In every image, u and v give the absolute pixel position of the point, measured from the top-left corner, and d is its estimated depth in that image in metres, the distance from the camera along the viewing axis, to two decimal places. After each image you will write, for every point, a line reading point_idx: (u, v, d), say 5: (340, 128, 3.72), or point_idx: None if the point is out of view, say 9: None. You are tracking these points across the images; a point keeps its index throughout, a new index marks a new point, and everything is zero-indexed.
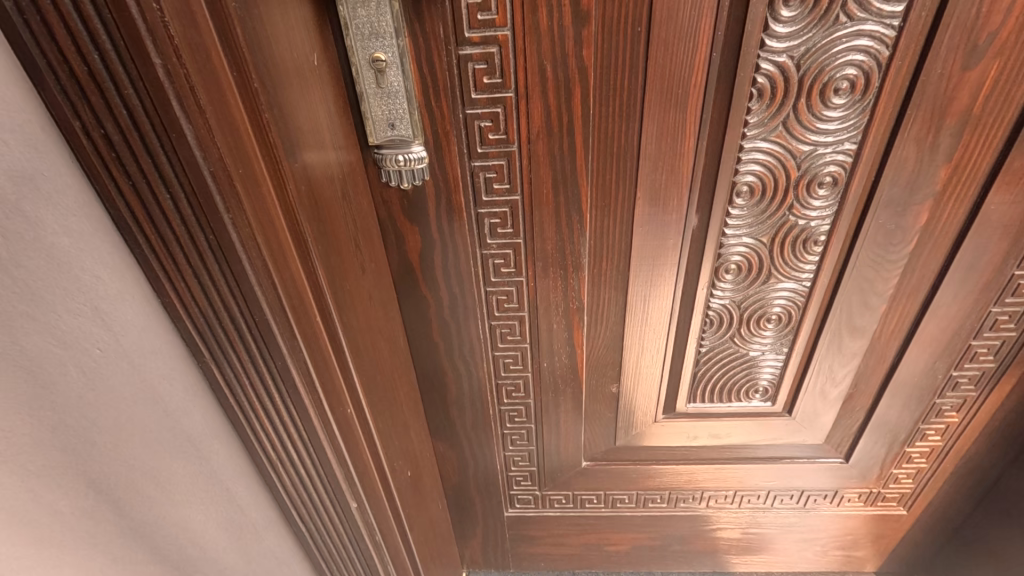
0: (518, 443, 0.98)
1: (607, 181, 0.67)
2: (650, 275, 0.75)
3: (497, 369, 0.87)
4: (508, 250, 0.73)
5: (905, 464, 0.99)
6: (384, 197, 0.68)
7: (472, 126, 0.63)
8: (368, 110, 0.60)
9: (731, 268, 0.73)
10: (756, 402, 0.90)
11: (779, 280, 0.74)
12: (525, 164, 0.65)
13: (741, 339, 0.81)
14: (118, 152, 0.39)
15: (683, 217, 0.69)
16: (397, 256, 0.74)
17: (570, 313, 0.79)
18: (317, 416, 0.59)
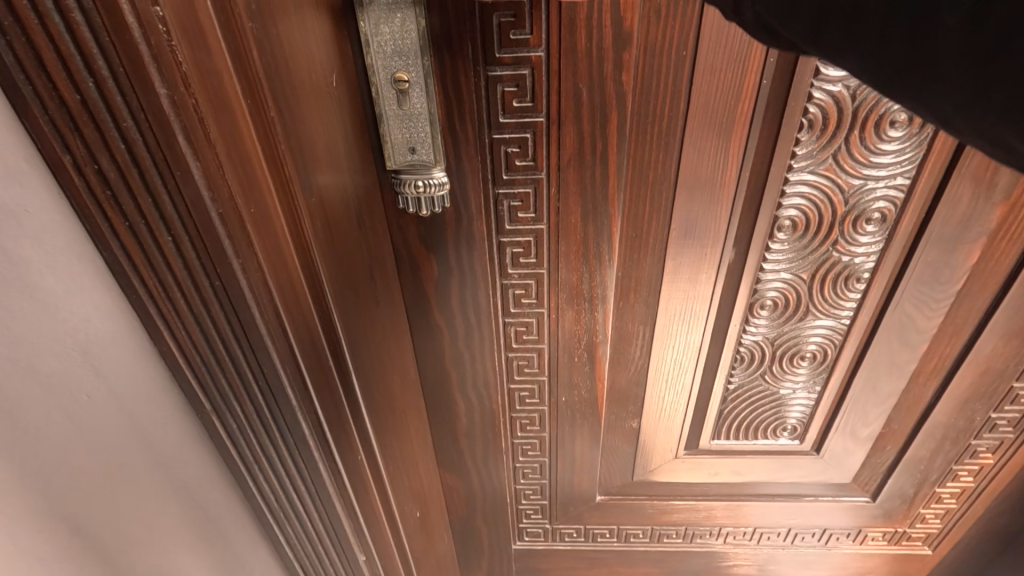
0: (530, 477, 0.93)
1: (640, 212, 0.62)
2: (678, 307, 0.70)
3: (512, 402, 0.82)
4: (530, 280, 0.69)
5: (933, 504, 0.94)
6: (400, 224, 0.64)
7: (499, 151, 0.58)
8: (387, 132, 0.55)
9: (767, 304, 0.69)
10: (783, 441, 0.86)
11: (817, 318, 0.70)
12: (554, 192, 0.61)
13: (772, 377, 0.77)
14: (113, 190, 0.34)
15: (718, 250, 0.65)
16: (412, 286, 0.69)
17: (591, 346, 0.75)
18: (325, 465, 0.54)
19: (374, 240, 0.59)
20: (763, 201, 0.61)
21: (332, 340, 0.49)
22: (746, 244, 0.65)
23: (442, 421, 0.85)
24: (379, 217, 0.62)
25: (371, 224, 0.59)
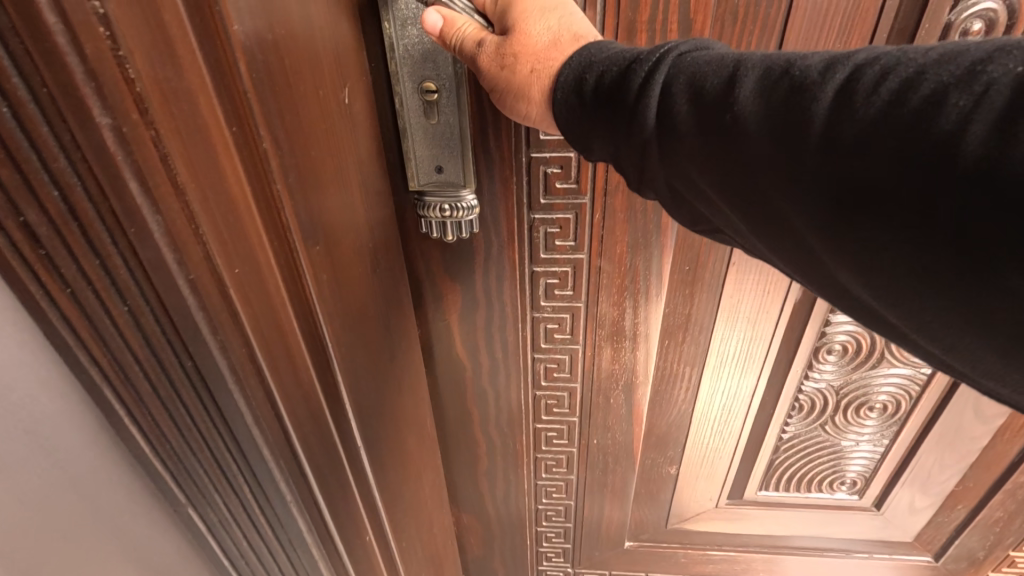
0: (554, 520, 0.86)
1: (696, 243, 0.55)
2: (733, 348, 0.62)
3: (537, 443, 0.75)
4: (565, 314, 0.61)
5: (1007, 569, 0.83)
6: (422, 251, 0.57)
7: (537, 172, 0.51)
8: (411, 149, 0.49)
9: (835, 349, 0.61)
10: (840, 495, 0.77)
11: (890, 365, 0.62)
12: (599, 218, 0.54)
13: (834, 428, 0.68)
14: (49, 250, 0.27)
15: (783, 288, 0.57)
16: (433, 318, 0.62)
17: (629, 386, 0.67)
18: (322, 550, 0.46)
19: (389, 281, 0.52)
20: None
21: (332, 400, 0.42)
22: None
23: (461, 460, 0.77)
24: (398, 255, 0.54)
25: (388, 265, 0.51)
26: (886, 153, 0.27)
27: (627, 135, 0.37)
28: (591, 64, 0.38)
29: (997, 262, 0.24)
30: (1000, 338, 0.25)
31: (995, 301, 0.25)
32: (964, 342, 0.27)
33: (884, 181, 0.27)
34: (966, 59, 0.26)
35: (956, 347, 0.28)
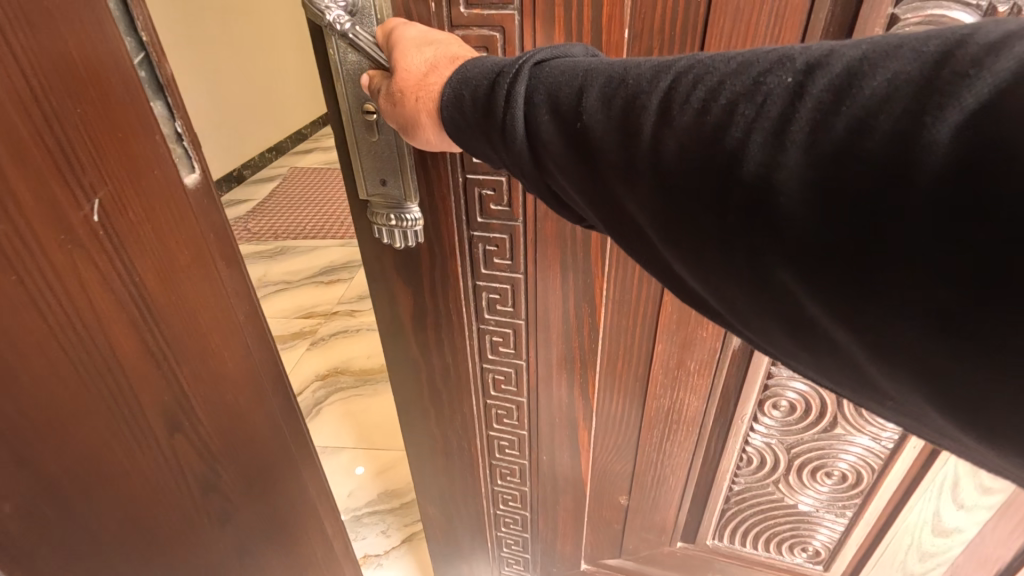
0: (512, 530, 0.86)
1: (629, 275, 0.55)
2: (675, 384, 0.61)
3: (490, 451, 0.77)
4: (507, 329, 0.63)
5: None
6: (376, 256, 0.60)
7: (472, 193, 0.54)
8: (358, 162, 0.53)
9: (781, 405, 0.59)
10: (800, 562, 0.72)
11: (846, 433, 0.58)
12: (531, 241, 0.56)
13: (787, 486, 0.65)
14: None
15: (722, 334, 0.56)
16: (389, 318, 0.66)
17: (573, 408, 0.67)
18: None
19: (236, 434, 0.37)
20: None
21: None
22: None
23: (421, 457, 0.81)
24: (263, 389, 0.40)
25: (230, 410, 0.37)
26: (698, 163, 0.29)
27: (499, 144, 0.37)
28: (466, 80, 0.38)
29: (777, 261, 0.27)
30: (786, 321, 0.29)
31: (778, 290, 0.28)
32: (765, 326, 0.31)
33: (698, 189, 0.29)
34: (755, 69, 0.28)
35: (762, 330, 0.31)
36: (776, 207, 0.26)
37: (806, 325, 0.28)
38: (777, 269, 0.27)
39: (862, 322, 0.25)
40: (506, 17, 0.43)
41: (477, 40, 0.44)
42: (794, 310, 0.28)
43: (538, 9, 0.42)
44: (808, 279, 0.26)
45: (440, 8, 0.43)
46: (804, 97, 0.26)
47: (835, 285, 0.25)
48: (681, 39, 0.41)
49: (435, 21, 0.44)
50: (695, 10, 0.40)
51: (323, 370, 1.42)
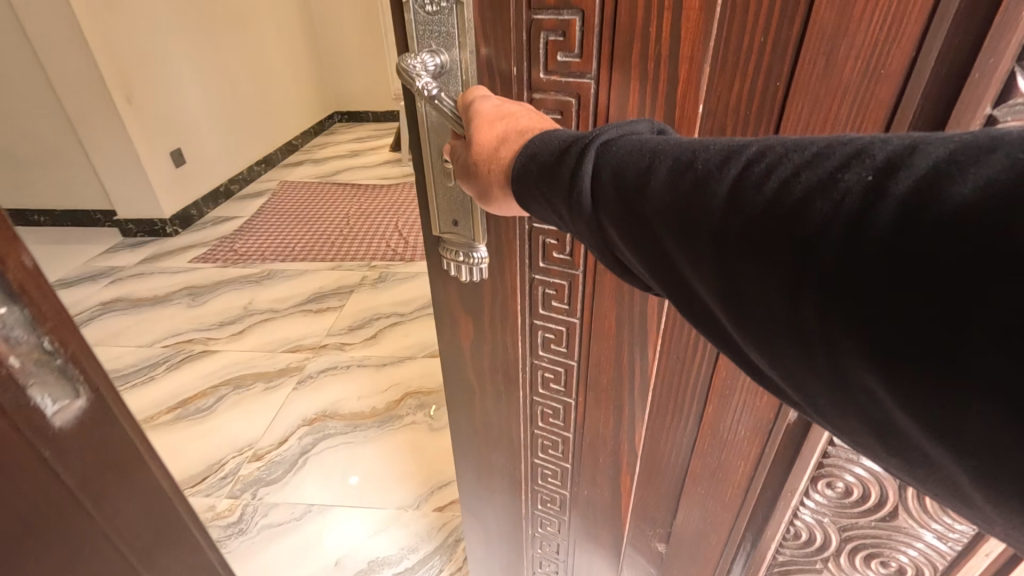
0: (548, 553, 0.87)
1: (683, 337, 0.56)
2: (724, 446, 0.62)
3: (533, 477, 0.78)
4: (560, 367, 0.64)
5: None
6: (442, 285, 0.63)
7: (537, 240, 0.56)
8: (434, 203, 0.56)
9: (835, 486, 0.59)
10: None
11: (908, 527, 0.57)
12: (590, 292, 0.57)
13: (835, 565, 0.65)
14: None
15: (776, 406, 0.56)
16: (450, 343, 0.68)
17: (617, 451, 0.69)
18: None
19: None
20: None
21: None
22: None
23: (464, 475, 0.82)
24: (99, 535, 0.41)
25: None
26: (764, 252, 0.25)
27: (563, 207, 0.34)
28: (534, 155, 0.36)
29: (857, 364, 0.22)
30: (880, 430, 0.24)
31: (869, 400, 0.23)
32: (850, 427, 0.26)
33: (766, 280, 0.25)
34: (831, 160, 0.24)
35: (851, 432, 0.26)
36: (856, 307, 0.22)
37: (900, 438, 0.23)
38: (860, 375, 0.23)
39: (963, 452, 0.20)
40: (583, 85, 0.41)
41: (552, 104, 0.43)
42: (885, 423, 0.23)
43: (614, 77, 0.40)
44: (896, 393, 0.21)
45: (521, 69, 0.42)
46: (887, 194, 0.21)
47: (929, 409, 0.20)
48: (756, 120, 0.38)
49: (516, 83, 0.43)
50: (773, 92, 0.37)
51: (311, 414, 1.28)
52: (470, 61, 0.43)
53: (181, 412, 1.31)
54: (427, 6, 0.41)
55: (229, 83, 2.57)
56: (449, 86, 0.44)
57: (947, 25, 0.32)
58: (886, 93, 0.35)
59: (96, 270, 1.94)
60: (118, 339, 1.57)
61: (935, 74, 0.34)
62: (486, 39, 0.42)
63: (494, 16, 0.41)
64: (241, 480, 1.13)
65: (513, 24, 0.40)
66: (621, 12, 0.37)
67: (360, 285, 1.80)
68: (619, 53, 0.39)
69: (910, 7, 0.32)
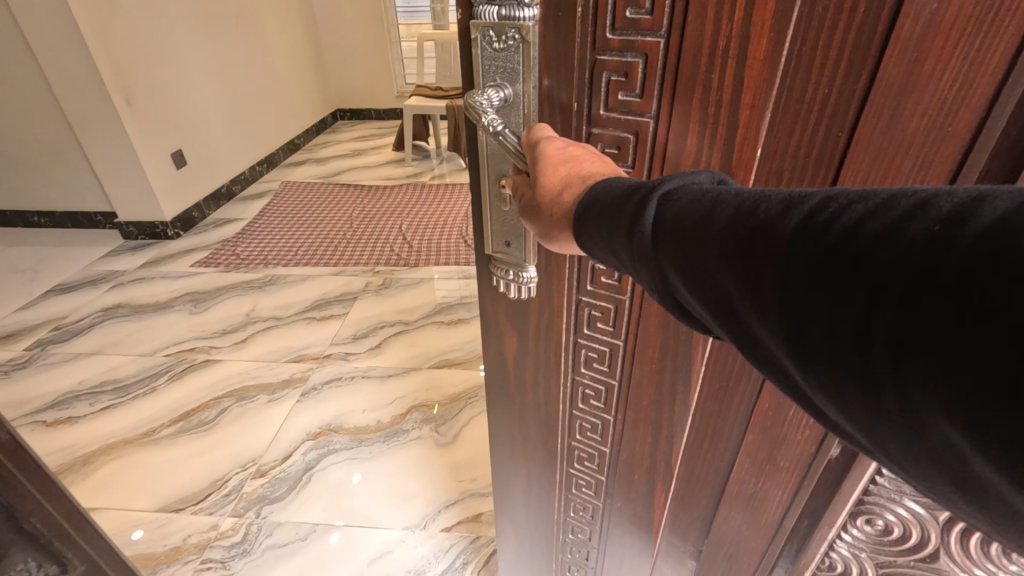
0: (577, 559, 0.84)
1: (728, 367, 0.53)
2: (762, 475, 0.59)
3: (567, 486, 0.75)
4: (601, 386, 0.62)
5: None
6: (491, 299, 0.61)
7: (586, 263, 0.53)
8: (487, 222, 0.54)
9: (875, 523, 0.56)
10: None
11: (950, 572, 0.54)
12: (636, 317, 0.55)
13: None
14: None
15: (818, 442, 0.53)
16: (494, 353, 0.65)
17: (654, 469, 0.66)
18: None
19: None
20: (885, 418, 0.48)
21: None
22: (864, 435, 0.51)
23: (500, 480, 0.80)
24: None
25: None
26: (825, 277, 0.20)
27: (625, 249, 0.30)
28: (595, 202, 0.33)
29: (926, 403, 0.18)
30: (959, 485, 0.18)
31: (941, 450, 0.18)
32: (930, 482, 0.20)
33: (827, 308, 0.20)
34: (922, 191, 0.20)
35: (928, 485, 0.21)
36: (922, 331, 0.17)
37: (981, 492, 0.18)
38: (930, 416, 0.18)
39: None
40: (642, 123, 0.40)
41: (610, 140, 0.42)
42: (957, 472, 0.18)
43: (675, 112, 0.38)
44: (973, 434, 0.17)
45: (581, 104, 0.41)
46: (975, 219, 0.17)
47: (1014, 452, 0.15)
48: (815, 168, 0.37)
49: (575, 117, 0.42)
50: (833, 142, 0.35)
51: (316, 429, 1.26)
52: (532, 95, 0.42)
53: (184, 425, 1.28)
54: (495, 43, 0.40)
55: (229, 81, 2.52)
56: (510, 118, 0.43)
57: (1016, 97, 0.30)
58: (953, 147, 0.33)
59: (98, 275, 1.92)
60: (123, 347, 1.55)
61: (1006, 133, 0.32)
62: (549, 72, 0.41)
63: (559, 50, 0.40)
64: (245, 498, 1.11)
65: (577, 61, 0.40)
66: (684, 61, 0.36)
67: (363, 292, 1.78)
68: (679, 94, 0.38)
69: (979, 71, 0.30)
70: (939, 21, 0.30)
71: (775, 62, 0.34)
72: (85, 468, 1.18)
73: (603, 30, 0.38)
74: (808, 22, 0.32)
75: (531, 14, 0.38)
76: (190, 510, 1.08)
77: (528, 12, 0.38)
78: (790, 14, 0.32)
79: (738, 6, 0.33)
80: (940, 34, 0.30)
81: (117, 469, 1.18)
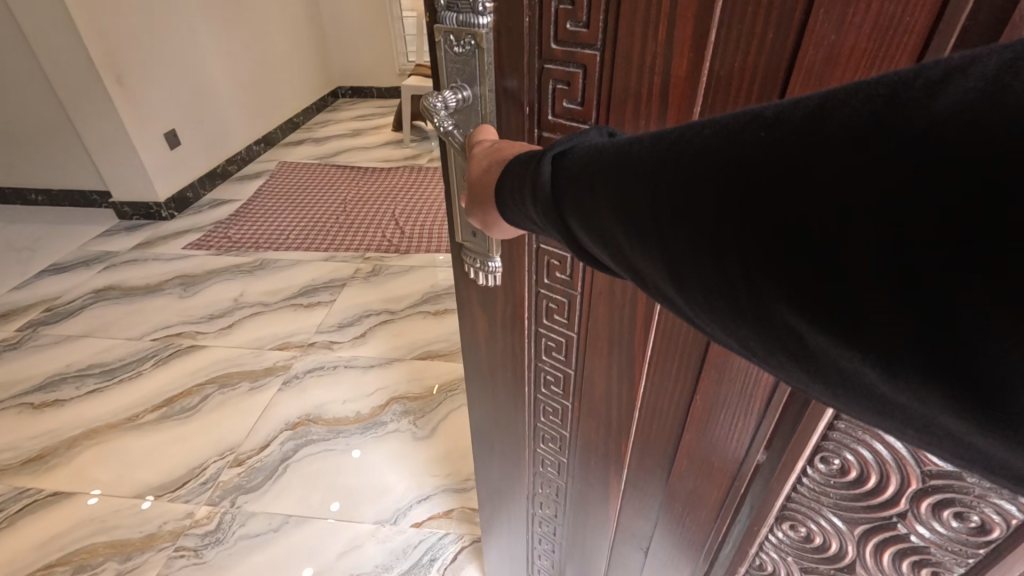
0: (545, 533, 0.81)
1: (670, 363, 0.49)
2: (699, 472, 0.55)
3: (534, 462, 0.74)
4: (560, 373, 0.61)
5: None
6: (465, 286, 0.61)
7: (541, 258, 0.53)
8: (455, 211, 0.53)
9: (798, 527, 0.50)
10: None
11: None
12: (589, 313, 0.53)
13: None
14: None
15: (745, 442, 0.49)
16: (472, 337, 0.66)
17: (608, 458, 0.63)
18: None
19: None
20: (804, 423, 0.43)
21: None
22: (788, 436, 0.45)
23: (481, 464, 0.81)
24: None
25: None
26: (685, 194, 0.22)
27: (535, 205, 0.30)
28: (512, 170, 0.33)
29: (767, 290, 0.19)
30: (805, 363, 0.20)
31: (785, 333, 0.20)
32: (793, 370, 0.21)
33: (691, 223, 0.21)
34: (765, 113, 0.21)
35: (786, 374, 0.22)
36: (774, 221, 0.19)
37: (820, 363, 0.20)
38: (772, 301, 0.19)
39: (870, 344, 0.17)
40: None
41: None
42: (799, 352, 0.20)
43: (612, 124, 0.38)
44: (804, 306, 0.18)
45: (533, 107, 0.41)
46: (791, 123, 0.19)
47: (829, 310, 0.18)
48: None
49: (528, 120, 0.42)
50: None
51: (295, 418, 1.27)
52: (490, 97, 0.42)
53: (166, 411, 1.30)
54: (455, 47, 0.41)
55: (224, 57, 2.48)
56: (468, 121, 0.44)
57: None
58: None
59: (92, 255, 1.93)
60: (112, 330, 1.56)
61: None
62: (506, 74, 0.41)
63: (511, 51, 0.39)
64: (221, 486, 1.12)
65: (526, 67, 0.40)
66: (618, 73, 0.36)
67: (351, 279, 1.76)
68: (614, 105, 0.37)
69: None
70: (838, 52, 0.28)
71: (695, 83, 0.33)
72: (68, 452, 1.20)
73: (547, 40, 0.38)
74: (721, 46, 0.31)
75: (486, 22, 0.38)
76: (167, 497, 1.10)
77: (482, 19, 0.38)
78: (706, 38, 0.31)
79: (661, 25, 0.32)
80: (839, 65, 0.28)
81: (99, 454, 1.19)
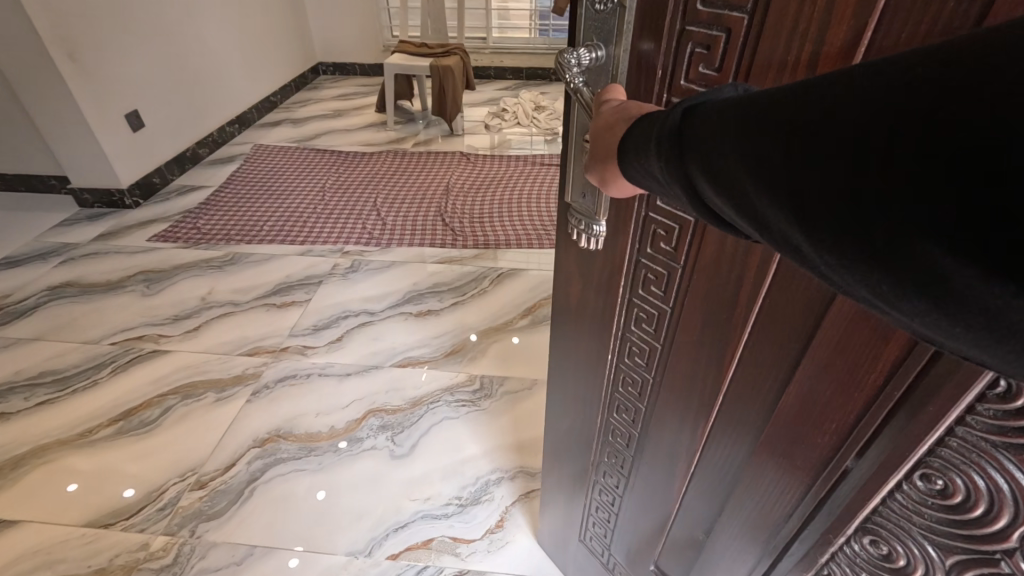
0: (604, 500, 0.73)
1: (768, 333, 0.39)
2: (766, 473, 0.44)
3: (604, 434, 0.66)
4: (647, 345, 0.52)
5: None
6: (564, 249, 0.55)
7: (649, 229, 0.45)
8: (569, 173, 0.47)
9: (878, 547, 0.38)
10: None
11: None
12: (695, 287, 0.44)
13: None
14: None
15: (835, 449, 0.38)
16: (559, 310, 0.61)
17: (676, 448, 0.55)
18: None
19: None
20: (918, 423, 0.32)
21: None
22: (894, 438, 0.33)
23: (552, 437, 0.77)
24: None
25: None
26: (821, 118, 0.18)
27: (656, 160, 0.27)
28: (642, 123, 0.29)
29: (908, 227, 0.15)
30: (960, 320, 0.15)
31: (926, 280, 0.16)
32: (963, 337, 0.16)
33: (830, 158, 0.18)
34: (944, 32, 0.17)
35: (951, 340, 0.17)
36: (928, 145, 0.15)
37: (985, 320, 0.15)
38: (912, 234, 0.15)
39: None
40: None
41: None
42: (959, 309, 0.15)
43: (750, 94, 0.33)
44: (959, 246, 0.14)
45: (666, 70, 0.37)
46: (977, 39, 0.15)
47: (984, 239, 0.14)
48: None
49: (658, 85, 0.38)
50: None
51: (265, 434, 1.17)
52: (623, 59, 0.40)
53: (123, 426, 1.20)
54: (597, 4, 0.39)
55: (195, 33, 2.30)
56: (599, 81, 0.42)
57: None
58: None
59: (48, 248, 1.79)
60: (68, 333, 1.45)
61: None
62: (643, 36, 0.38)
63: (654, 7, 0.36)
64: (181, 513, 1.03)
65: (666, 27, 0.36)
66: (763, 36, 0.31)
67: (328, 278, 1.65)
68: (756, 73, 0.32)
69: None
70: None
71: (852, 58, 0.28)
72: (12, 474, 1.10)
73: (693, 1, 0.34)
74: (892, 13, 0.26)
75: None
76: (121, 525, 1.01)
77: None
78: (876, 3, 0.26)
79: None
80: None
81: (47, 475, 1.10)
